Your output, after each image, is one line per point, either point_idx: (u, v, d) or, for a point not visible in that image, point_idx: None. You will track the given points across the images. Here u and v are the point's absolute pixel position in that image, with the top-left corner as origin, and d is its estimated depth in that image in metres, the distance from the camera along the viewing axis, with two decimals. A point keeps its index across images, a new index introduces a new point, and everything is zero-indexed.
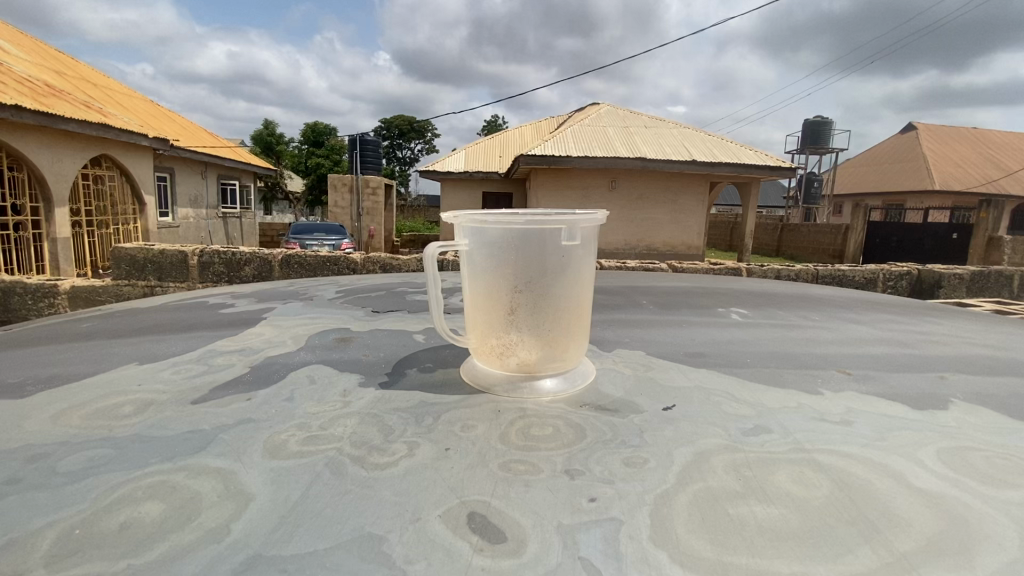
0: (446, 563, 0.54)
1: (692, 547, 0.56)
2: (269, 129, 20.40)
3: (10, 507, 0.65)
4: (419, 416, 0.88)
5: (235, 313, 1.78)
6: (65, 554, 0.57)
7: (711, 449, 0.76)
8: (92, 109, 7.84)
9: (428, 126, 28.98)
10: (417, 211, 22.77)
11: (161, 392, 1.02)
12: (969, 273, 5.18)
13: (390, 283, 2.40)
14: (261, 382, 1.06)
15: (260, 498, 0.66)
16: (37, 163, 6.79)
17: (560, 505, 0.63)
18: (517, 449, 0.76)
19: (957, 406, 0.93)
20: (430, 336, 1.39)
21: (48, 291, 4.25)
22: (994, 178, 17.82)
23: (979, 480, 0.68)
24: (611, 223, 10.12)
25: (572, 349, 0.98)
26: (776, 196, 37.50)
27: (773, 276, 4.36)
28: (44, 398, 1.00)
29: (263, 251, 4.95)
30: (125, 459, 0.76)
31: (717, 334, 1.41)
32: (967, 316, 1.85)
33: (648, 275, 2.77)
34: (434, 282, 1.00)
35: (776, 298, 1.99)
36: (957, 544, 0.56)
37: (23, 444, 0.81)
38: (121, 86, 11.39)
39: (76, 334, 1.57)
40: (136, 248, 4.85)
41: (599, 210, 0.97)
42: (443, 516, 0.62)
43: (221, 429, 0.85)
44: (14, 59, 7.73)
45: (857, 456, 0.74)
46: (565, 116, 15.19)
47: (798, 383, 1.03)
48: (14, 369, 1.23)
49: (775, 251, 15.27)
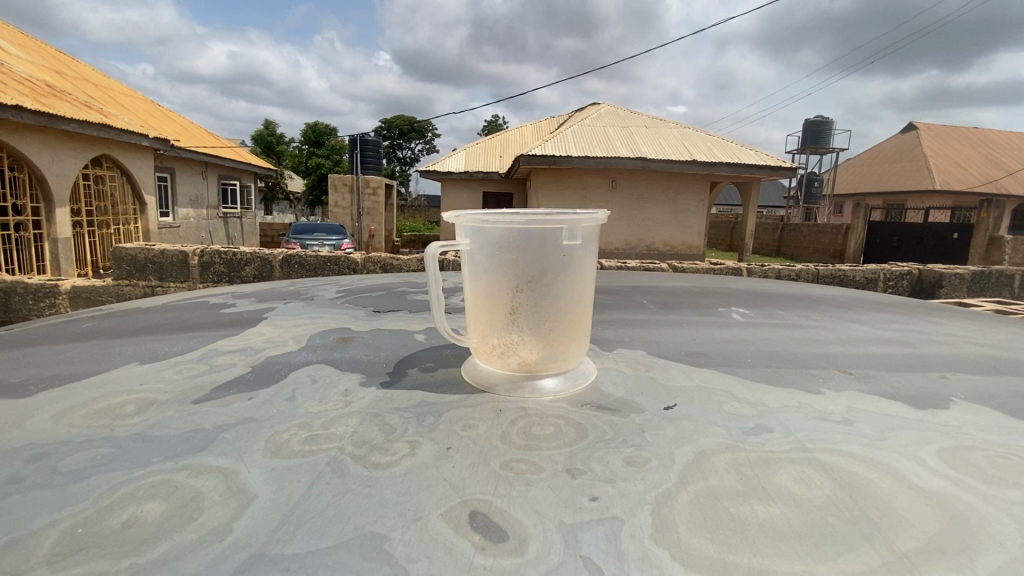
0: (447, 562, 0.54)
1: (692, 546, 0.56)
2: (269, 129, 20.44)
3: (11, 506, 0.65)
4: (420, 415, 0.88)
5: (235, 313, 1.79)
6: (67, 553, 0.57)
7: (712, 448, 0.76)
8: (93, 109, 7.84)
9: (428, 126, 29.01)
10: (417, 211, 22.77)
11: (163, 392, 1.02)
12: (970, 273, 5.18)
13: (390, 283, 2.41)
14: (262, 382, 1.06)
15: (262, 498, 0.66)
16: (38, 163, 6.81)
17: (562, 504, 0.63)
18: (518, 449, 0.76)
19: (958, 406, 0.92)
20: (431, 336, 1.39)
21: (49, 291, 4.25)
22: (995, 178, 17.81)
23: (981, 480, 0.68)
24: (611, 223, 10.12)
25: (572, 349, 0.98)
26: (777, 196, 37.45)
27: (772, 276, 4.36)
28: (46, 397, 1.00)
29: (264, 251, 4.96)
30: (127, 458, 0.76)
31: (718, 334, 1.41)
32: (967, 317, 1.85)
33: (648, 275, 2.77)
34: (434, 282, 1.00)
35: (776, 298, 1.99)
36: (959, 543, 0.56)
37: (24, 443, 0.81)
38: (121, 86, 11.41)
39: (78, 334, 1.58)
40: (137, 248, 4.86)
41: (600, 210, 0.97)
42: (444, 515, 0.62)
43: (223, 427, 0.85)
44: (15, 59, 7.74)
45: (858, 455, 0.74)
46: (565, 116, 15.19)
47: (799, 382, 1.03)
48: (15, 368, 1.23)
49: (775, 251, 15.26)
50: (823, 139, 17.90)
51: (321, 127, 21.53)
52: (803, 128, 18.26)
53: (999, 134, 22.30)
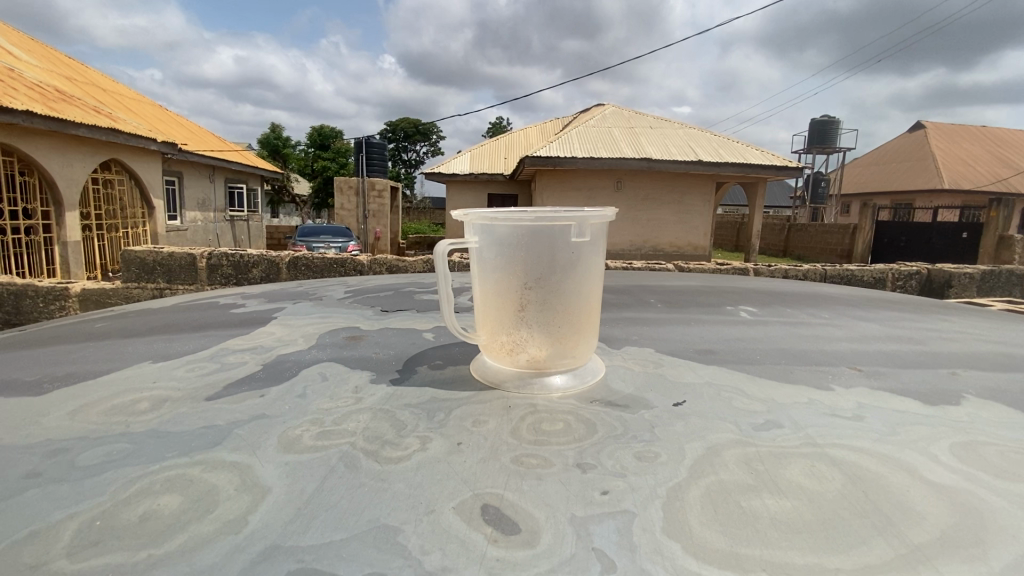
0: (461, 552, 0.55)
1: (705, 539, 0.56)
2: (275, 133, 20.64)
3: (31, 500, 0.66)
4: (430, 411, 0.88)
5: (245, 313, 1.81)
6: (86, 545, 0.58)
7: (722, 443, 0.76)
8: (102, 114, 7.94)
9: (433, 129, 29.15)
10: (422, 212, 22.78)
11: (177, 389, 1.03)
12: (980, 272, 5.10)
13: (397, 284, 2.42)
14: (273, 379, 1.07)
15: (276, 492, 0.66)
16: (48, 167, 6.88)
17: (574, 498, 0.63)
18: (529, 443, 0.76)
19: (969, 401, 0.92)
20: (439, 335, 1.40)
21: (59, 293, 4.34)
22: (1005, 177, 17.59)
23: (994, 474, 0.68)
24: (616, 225, 10.10)
25: (582, 346, 0.98)
26: (782, 197, 37.25)
27: (780, 276, 4.34)
28: (62, 395, 1.02)
29: (272, 254, 5.00)
30: (143, 453, 0.77)
31: (727, 332, 1.41)
32: (979, 315, 1.82)
33: (655, 274, 2.76)
34: (444, 280, 1.00)
35: (785, 297, 1.98)
36: (972, 536, 0.56)
37: (42, 439, 0.83)
38: (129, 91, 11.53)
39: (91, 334, 1.60)
40: (146, 250, 4.90)
41: (608, 206, 0.98)
42: (457, 508, 0.62)
43: (236, 423, 0.86)
44: (25, 65, 7.86)
45: (870, 450, 0.74)
46: (570, 117, 15.23)
47: (808, 379, 1.03)
48: (29, 367, 1.25)
49: (782, 252, 15.18)
50: (831, 139, 17.75)
51: (327, 130, 21.65)
52: (809, 127, 18.17)
53: (1007, 131, 22.10)
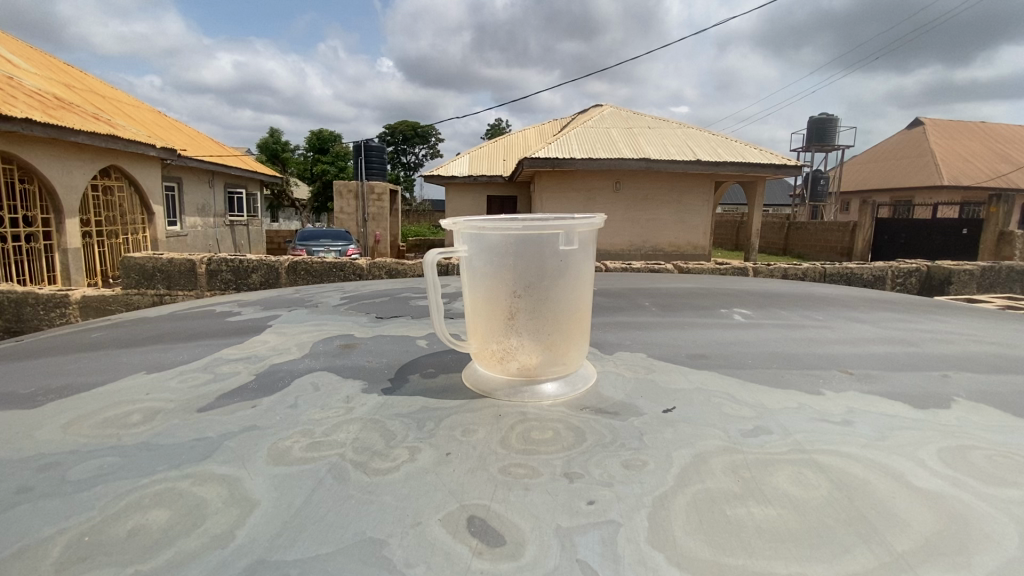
0: (446, 565, 0.55)
1: (690, 549, 0.56)
2: (274, 137, 20.95)
3: (20, 515, 0.66)
4: (421, 421, 0.89)
5: (242, 321, 1.81)
6: (75, 561, 0.58)
7: (711, 450, 0.77)
8: (102, 121, 7.99)
9: (432, 132, 29.35)
10: (422, 215, 22.89)
11: (168, 400, 1.04)
12: (979, 269, 5.14)
13: (394, 289, 2.42)
14: (264, 390, 1.07)
15: (264, 505, 0.67)
16: (47, 174, 6.89)
17: (560, 508, 0.64)
18: (518, 452, 0.77)
19: (959, 405, 0.92)
20: (432, 341, 1.41)
21: (60, 300, 4.31)
22: (1005, 171, 17.54)
23: (980, 479, 0.68)
24: (615, 225, 10.11)
25: (572, 352, 0.98)
26: (781, 195, 37.52)
27: (776, 275, 4.41)
28: (56, 407, 1.02)
29: (271, 259, 5.01)
30: (133, 466, 0.77)
31: (721, 335, 1.42)
32: (970, 314, 1.83)
33: (650, 276, 2.77)
34: (434, 288, 1.00)
35: (780, 298, 1.98)
36: (956, 542, 0.56)
37: (34, 453, 0.83)
38: (129, 97, 11.60)
39: (86, 344, 1.60)
40: (146, 257, 4.93)
41: (596, 214, 0.99)
42: (443, 520, 0.62)
43: (227, 435, 0.86)
44: (27, 73, 7.95)
45: (857, 456, 0.74)
46: (569, 118, 15.30)
47: (799, 383, 1.03)
48: (20, 379, 1.25)
49: (782, 250, 15.23)
50: (829, 137, 17.79)
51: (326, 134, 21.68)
52: (808, 127, 18.20)
53: (1006, 127, 22.11)
